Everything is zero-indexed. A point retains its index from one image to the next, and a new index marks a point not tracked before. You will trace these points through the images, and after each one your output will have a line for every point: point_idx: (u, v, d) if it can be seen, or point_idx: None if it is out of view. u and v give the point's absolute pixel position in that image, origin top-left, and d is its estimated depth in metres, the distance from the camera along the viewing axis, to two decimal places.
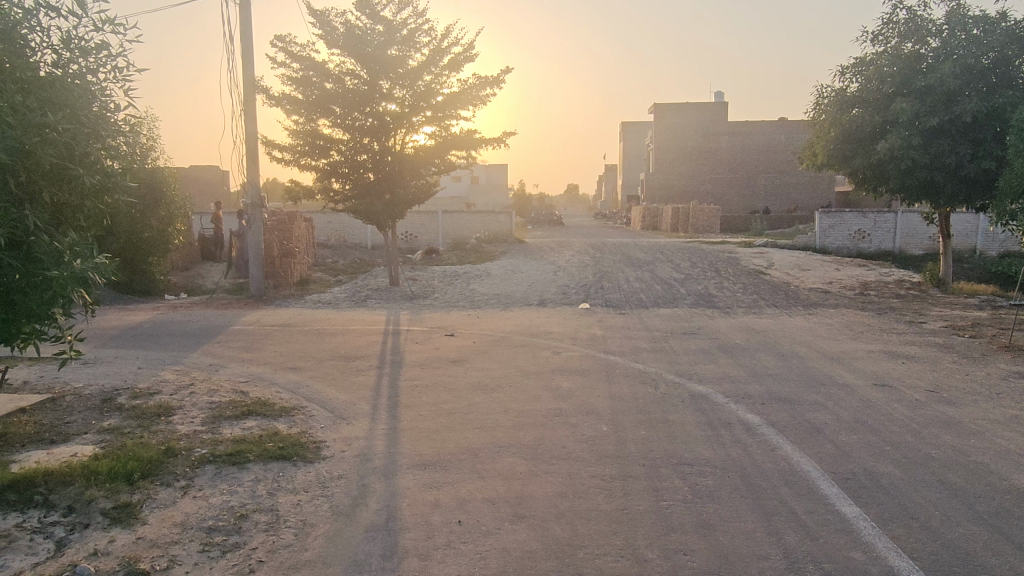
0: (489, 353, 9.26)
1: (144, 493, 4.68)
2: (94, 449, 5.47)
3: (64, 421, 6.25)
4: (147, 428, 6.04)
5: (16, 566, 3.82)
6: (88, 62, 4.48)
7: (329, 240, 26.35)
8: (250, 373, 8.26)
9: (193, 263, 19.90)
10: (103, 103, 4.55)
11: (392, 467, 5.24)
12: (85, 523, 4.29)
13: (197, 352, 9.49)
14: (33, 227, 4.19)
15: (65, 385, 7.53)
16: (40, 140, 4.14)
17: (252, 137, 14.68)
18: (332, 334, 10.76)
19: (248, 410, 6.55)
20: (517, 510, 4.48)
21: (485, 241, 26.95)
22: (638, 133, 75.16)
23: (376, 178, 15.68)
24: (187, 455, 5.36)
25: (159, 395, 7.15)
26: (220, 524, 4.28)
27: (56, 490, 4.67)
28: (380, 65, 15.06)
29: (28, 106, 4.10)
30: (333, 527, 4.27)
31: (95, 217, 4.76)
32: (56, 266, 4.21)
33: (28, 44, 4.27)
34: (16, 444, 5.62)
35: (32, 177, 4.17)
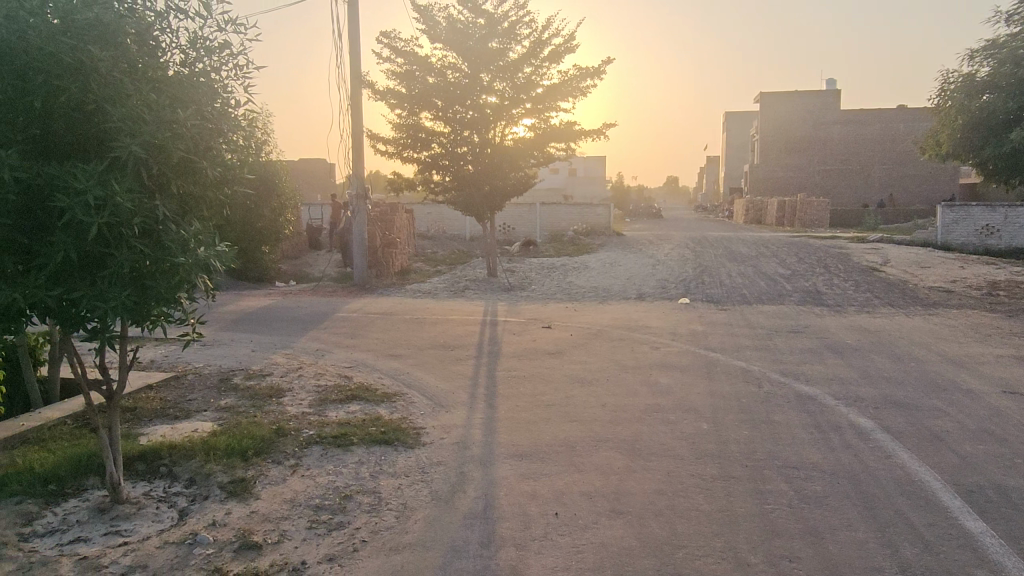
0: (586, 346, 9.20)
1: (257, 470, 4.93)
2: (212, 426, 5.82)
3: (186, 398, 6.69)
4: (260, 408, 6.37)
5: (145, 531, 4.13)
6: (212, 61, 4.76)
7: (429, 231, 27.04)
8: (353, 359, 8.56)
9: (302, 252, 20.87)
10: (225, 99, 4.81)
11: (489, 456, 5.30)
12: (205, 495, 4.57)
13: (305, 337, 9.93)
14: (162, 216, 4.44)
15: (188, 364, 8.08)
16: (170, 135, 4.39)
17: (357, 130, 15.17)
18: (432, 322, 11.01)
19: (352, 395, 6.80)
20: (614, 505, 4.44)
21: (582, 234, 26.90)
22: (742, 122, 72.83)
23: (475, 169, 15.72)
24: (295, 435, 5.61)
25: (270, 377, 7.54)
26: (326, 503, 4.46)
27: (178, 463, 5.00)
28: (481, 59, 15.29)
29: (161, 103, 4.37)
30: (433, 512, 4.36)
31: (216, 209, 5.03)
32: (182, 253, 4.45)
33: (159, 45, 4.53)
34: (144, 418, 6.06)
35: (164, 169, 4.44)
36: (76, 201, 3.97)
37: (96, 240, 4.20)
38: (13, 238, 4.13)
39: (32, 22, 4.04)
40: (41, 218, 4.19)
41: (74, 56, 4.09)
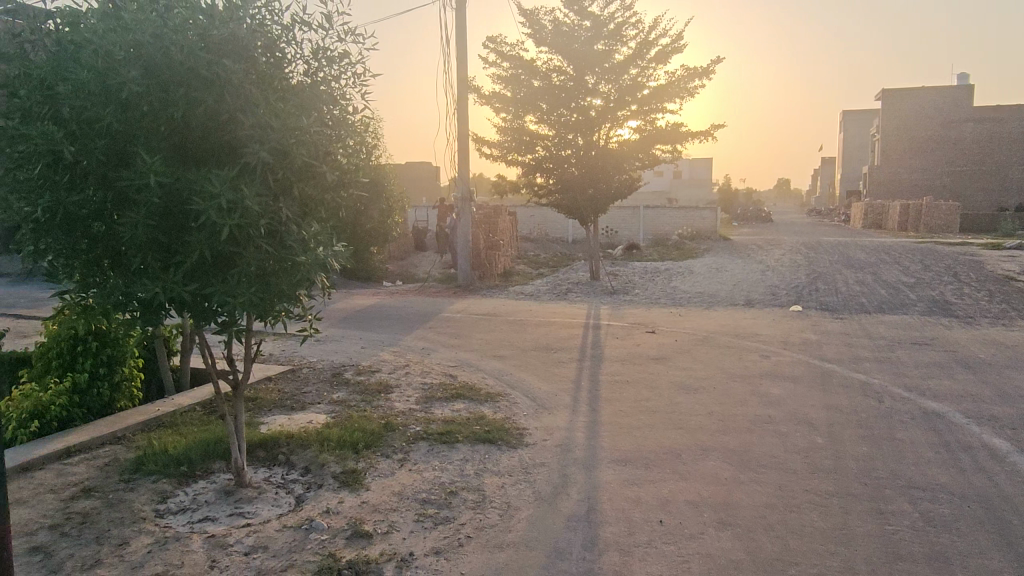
0: (691, 353, 9.00)
1: (367, 462, 5.12)
2: (326, 418, 6.09)
3: (302, 391, 7.04)
4: (369, 403, 6.62)
5: (265, 515, 4.38)
6: (333, 70, 4.99)
7: (532, 234, 27.26)
8: (458, 358, 8.74)
9: (408, 253, 21.51)
10: (344, 107, 5.04)
11: (592, 460, 5.28)
12: (319, 483, 4.80)
13: (412, 335, 10.23)
14: (286, 218, 4.70)
15: (303, 358, 8.49)
16: (295, 142, 4.64)
17: (464, 133, 15.48)
18: (535, 324, 11.08)
19: (457, 393, 6.95)
20: (722, 517, 4.32)
21: (687, 238, 26.31)
22: (861, 122, 69.21)
23: (579, 169, 15.48)
24: (403, 431, 5.79)
25: (379, 373, 7.81)
26: (432, 498, 4.57)
27: (295, 451, 5.28)
28: (587, 60, 15.23)
29: (287, 111, 4.61)
30: (536, 513, 4.39)
31: (333, 211, 5.27)
32: (303, 253, 4.70)
33: (286, 56, 4.79)
34: (263, 408, 6.43)
35: (289, 174, 4.68)
36: (211, 205, 4.24)
37: (227, 240, 4.48)
38: (155, 238, 4.45)
39: (174, 37, 4.30)
40: (178, 219, 4.49)
41: (211, 70, 4.35)
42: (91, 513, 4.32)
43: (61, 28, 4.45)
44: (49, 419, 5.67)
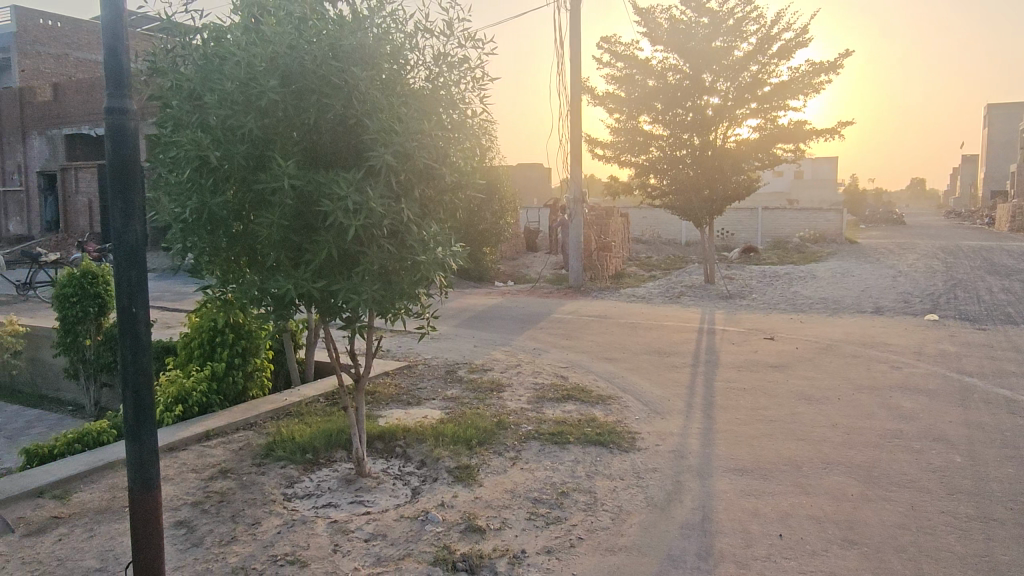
0: (814, 361, 8.59)
1: (480, 458, 5.22)
2: (440, 414, 6.27)
3: (418, 386, 7.27)
4: (482, 401, 6.75)
5: (384, 504, 4.55)
6: (452, 75, 5.14)
7: (644, 236, 26.87)
8: (569, 360, 8.75)
9: (519, 254, 21.75)
10: (464, 110, 5.18)
11: (707, 468, 5.14)
12: (434, 477, 4.93)
13: (523, 336, 10.32)
14: (408, 219, 4.84)
15: (419, 355, 8.77)
16: (417, 145, 4.80)
17: (577, 135, 15.46)
18: (648, 328, 10.92)
19: (568, 394, 6.97)
20: (848, 534, 4.11)
21: (810, 241, 25.11)
22: (1008, 116, 63.69)
23: (695, 173, 15.16)
24: (515, 429, 5.86)
25: (492, 372, 7.95)
26: (544, 497, 4.61)
27: (411, 444, 5.46)
28: (705, 58, 14.79)
29: (410, 115, 4.79)
30: (649, 518, 4.34)
31: (450, 212, 5.41)
32: (423, 253, 4.84)
33: (409, 63, 4.98)
34: (382, 401, 6.69)
35: (411, 176, 4.84)
36: (339, 206, 4.45)
37: (352, 239, 4.68)
38: (287, 237, 4.71)
39: (307, 47, 4.54)
40: (308, 220, 4.74)
41: (340, 78, 4.57)
42: (228, 493, 4.65)
43: (207, 42, 4.78)
44: (191, 404, 6.13)
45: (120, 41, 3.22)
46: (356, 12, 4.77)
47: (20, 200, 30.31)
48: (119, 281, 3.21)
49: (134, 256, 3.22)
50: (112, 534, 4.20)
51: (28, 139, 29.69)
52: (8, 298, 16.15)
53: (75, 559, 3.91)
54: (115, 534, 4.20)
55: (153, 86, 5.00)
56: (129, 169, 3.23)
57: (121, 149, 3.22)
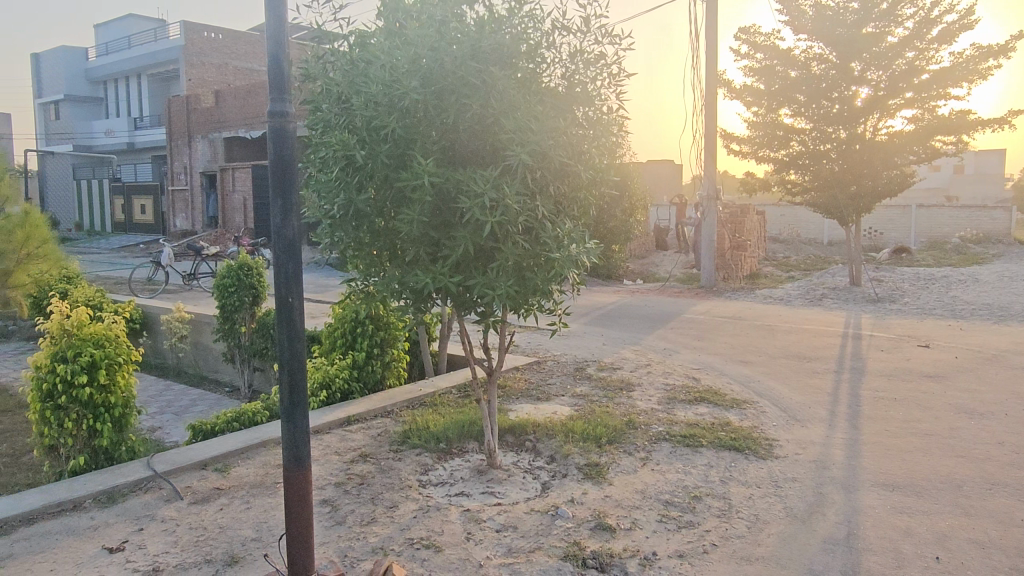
0: (975, 372, 7.88)
1: (609, 457, 5.18)
2: (570, 410, 6.28)
3: (547, 382, 7.32)
4: (612, 399, 6.69)
5: (514, 497, 4.63)
6: (589, 72, 5.14)
7: (782, 235, 25.68)
8: (702, 361, 8.51)
9: (649, 252, 21.38)
10: (600, 107, 5.16)
11: (852, 481, 4.84)
12: (564, 473, 4.95)
13: (654, 335, 10.13)
14: (542, 216, 4.88)
15: (548, 352, 8.82)
16: (552, 144, 4.84)
17: (712, 130, 15.00)
18: (786, 331, 10.42)
19: (701, 396, 6.77)
20: (1016, 563, 3.75)
21: (971, 242, 23.04)
22: None
23: (841, 168, 14.30)
24: (645, 429, 5.78)
25: (621, 370, 7.87)
26: (676, 500, 4.51)
27: (541, 439, 5.51)
28: (854, 46, 13.93)
29: (545, 114, 4.84)
30: (788, 530, 4.14)
31: (584, 209, 5.41)
32: (557, 250, 4.86)
33: (545, 61, 5.02)
34: (512, 395, 6.79)
35: (546, 173, 4.89)
36: (476, 203, 4.55)
37: (488, 235, 4.78)
38: (427, 233, 4.86)
39: (448, 50, 4.66)
40: (447, 216, 4.87)
41: (479, 78, 4.67)
42: (367, 476, 4.88)
43: (354, 48, 5.00)
44: (333, 390, 6.48)
45: (283, 50, 3.45)
46: (495, 14, 4.85)
47: (186, 198, 33.17)
48: (278, 271, 3.44)
49: (291, 249, 3.44)
50: (265, 507, 4.52)
51: (193, 142, 32.43)
52: (175, 288, 17.74)
53: (234, 528, 4.25)
54: (268, 507, 4.52)
55: (306, 91, 5.29)
56: (289, 168, 3.47)
57: (282, 150, 3.45)
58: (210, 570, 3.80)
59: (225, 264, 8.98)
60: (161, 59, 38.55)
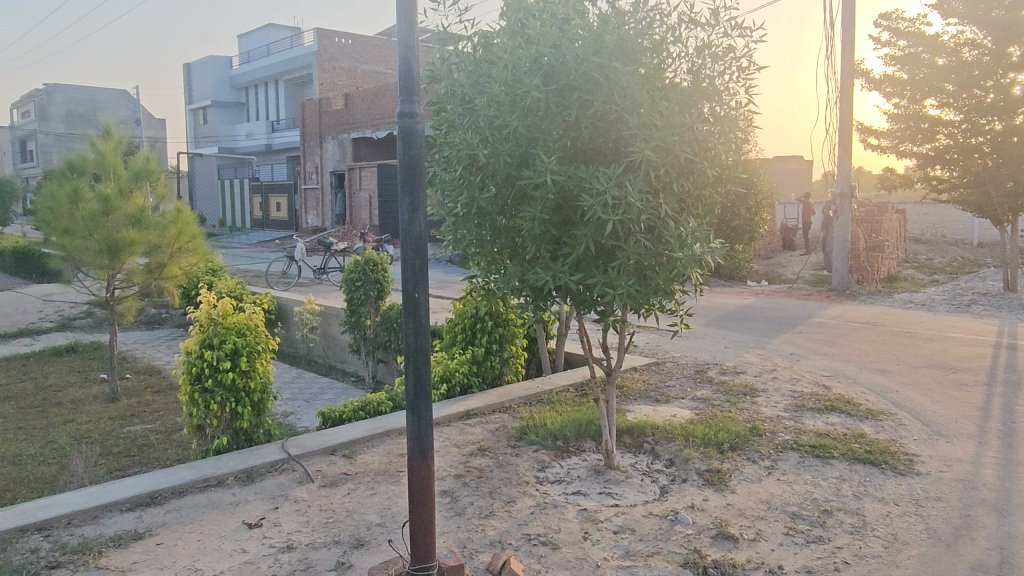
0: None
1: (732, 464, 5.01)
2: (690, 414, 6.12)
3: (666, 384, 7.17)
4: (734, 404, 6.47)
5: (632, 499, 4.56)
6: (716, 66, 4.98)
7: (925, 235, 23.97)
8: (833, 368, 8.07)
9: (775, 252, 20.53)
10: (728, 102, 4.98)
11: (1005, 505, 4.44)
12: (684, 477, 4.83)
13: (780, 339, 9.70)
14: (665, 214, 4.76)
15: (667, 353, 8.65)
16: (677, 140, 4.72)
17: (847, 123, 14.19)
18: (929, 339, 9.69)
19: (832, 405, 6.42)
20: None
21: None
22: None
23: (995, 162, 13.15)
24: (771, 437, 5.54)
25: (744, 375, 7.60)
26: (804, 513, 4.29)
27: (659, 442, 5.40)
28: (1013, 29, 12.82)
29: (670, 109, 4.73)
30: (931, 553, 3.85)
31: (709, 207, 5.25)
32: (680, 249, 4.73)
33: (670, 56, 4.91)
34: (630, 396, 6.71)
35: (670, 170, 4.77)
36: (598, 201, 4.50)
37: (609, 234, 4.72)
38: (548, 231, 4.85)
39: (570, 47, 4.64)
40: (567, 215, 4.85)
41: (600, 75, 4.62)
42: (486, 470, 4.96)
43: (477, 49, 5.06)
44: (453, 383, 6.62)
45: (413, 53, 3.56)
46: (619, 10, 4.79)
47: (317, 197, 34.99)
48: (405, 268, 3.55)
49: (417, 246, 3.54)
50: (388, 494, 4.69)
51: (324, 142, 34.16)
52: (307, 281, 18.77)
53: (360, 513, 4.44)
54: (391, 494, 4.69)
55: (431, 92, 5.41)
56: (416, 168, 3.57)
57: (410, 150, 3.56)
58: (337, 551, 3.98)
59: (352, 259, 9.37)
60: (297, 65, 40.87)
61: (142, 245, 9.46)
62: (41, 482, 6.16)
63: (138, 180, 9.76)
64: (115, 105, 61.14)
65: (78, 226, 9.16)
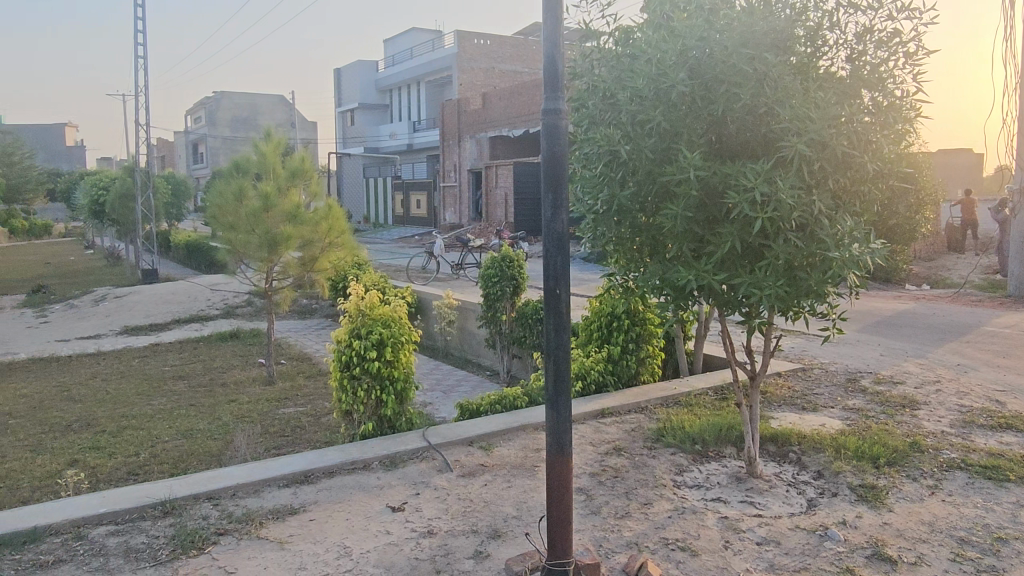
0: None
1: (889, 480, 4.67)
2: (841, 424, 5.76)
3: (813, 392, 6.78)
4: (891, 416, 6.01)
5: (776, 510, 4.35)
6: (879, 53, 4.65)
7: None
8: (1008, 382, 7.32)
9: (938, 254, 18.91)
10: (893, 91, 4.64)
11: None
12: (834, 491, 4.55)
13: (945, 349, 8.92)
14: (818, 211, 4.48)
15: (815, 359, 8.18)
16: (833, 133, 4.45)
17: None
18: None
19: (1006, 423, 5.82)
20: None
21: None
22: None
23: None
24: (934, 454, 5.11)
25: (903, 385, 7.05)
26: (973, 539, 3.92)
27: (807, 453, 5.13)
28: None
29: (827, 100, 4.46)
30: None
31: (868, 205, 4.90)
32: (836, 249, 4.45)
33: (827, 44, 4.63)
34: (773, 403, 6.41)
35: (826, 165, 4.50)
36: (745, 198, 4.32)
37: (757, 232, 4.51)
38: (690, 229, 4.70)
39: (718, 38, 4.47)
40: (712, 212, 4.68)
41: (751, 66, 4.42)
42: (622, 470, 4.91)
43: (618, 44, 4.98)
44: (589, 381, 6.59)
45: (558, 50, 3.56)
46: None
47: (455, 194, 35.97)
48: (546, 265, 3.56)
49: (560, 243, 3.54)
50: (525, 487, 4.75)
51: (463, 141, 35.09)
52: (446, 276, 19.36)
53: (496, 504, 4.52)
54: (527, 488, 4.75)
55: (572, 88, 5.36)
56: (559, 163, 3.57)
57: (554, 146, 3.57)
58: (476, 540, 4.08)
59: (489, 255, 9.55)
60: (438, 66, 42.19)
61: (297, 239, 10.12)
62: (209, 455, 6.75)
63: (294, 180, 10.33)
64: (273, 110, 65.79)
65: (242, 222, 9.93)
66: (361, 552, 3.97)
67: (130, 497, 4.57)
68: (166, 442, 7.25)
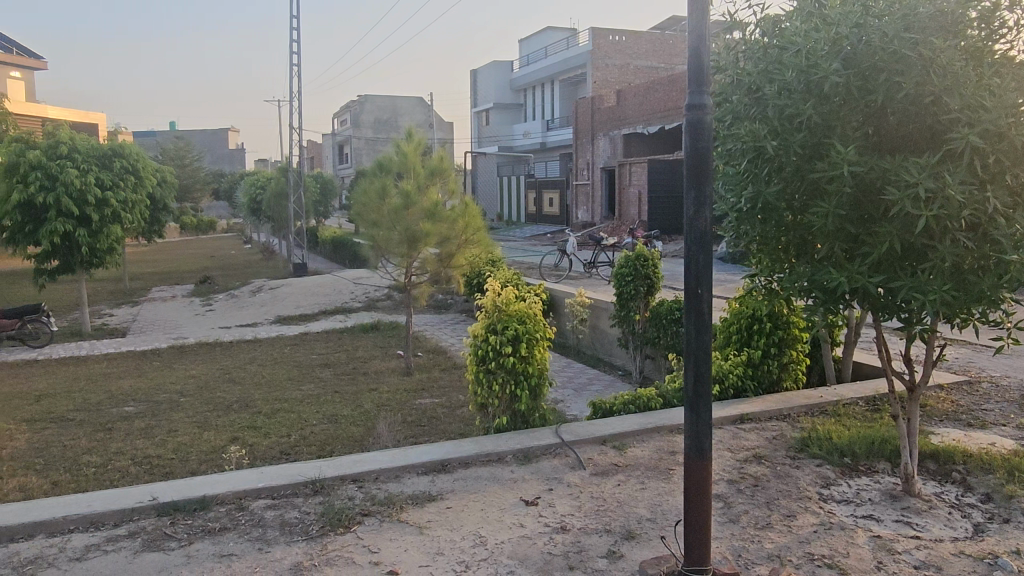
0: None
1: None
2: (1014, 444, 5.23)
3: (981, 407, 6.20)
4: None
5: (937, 532, 4.02)
6: None
7: None
8: None
9: None
10: None
11: None
12: (1005, 517, 4.15)
13: None
14: (992, 210, 4.09)
15: (982, 372, 7.48)
16: (1012, 123, 4.05)
17: None
18: None
19: None
20: None
21: None
22: None
23: None
24: None
25: None
26: None
27: (974, 473, 4.70)
28: None
29: (1005, 88, 4.06)
30: None
31: None
32: (1013, 250, 4.06)
33: (1005, 25, 4.20)
34: (933, 417, 5.92)
35: (1002, 158, 4.09)
36: (907, 195, 4.02)
37: (920, 232, 4.18)
38: (843, 228, 4.41)
39: (877, 24, 4.17)
40: (868, 210, 4.38)
41: (915, 52, 4.09)
42: (762, 479, 4.72)
43: (765, 35, 4.74)
44: (727, 385, 6.38)
45: (704, 44, 3.45)
46: None
47: (588, 192, 35.86)
48: (689, 264, 3.46)
49: (703, 241, 3.44)
50: (660, 490, 4.67)
51: (596, 139, 34.96)
52: (578, 274, 19.36)
53: (630, 505, 4.47)
54: (662, 491, 4.66)
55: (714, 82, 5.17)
56: (704, 160, 3.46)
57: (698, 142, 3.47)
58: (609, 540, 4.06)
59: (623, 254, 9.47)
60: (572, 65, 42.24)
61: (435, 236, 10.50)
62: (352, 440, 7.12)
63: (432, 178, 10.71)
64: (413, 111, 68.37)
65: (384, 219, 10.42)
66: (496, 543, 4.06)
67: (284, 474, 4.91)
68: (314, 426, 7.74)
